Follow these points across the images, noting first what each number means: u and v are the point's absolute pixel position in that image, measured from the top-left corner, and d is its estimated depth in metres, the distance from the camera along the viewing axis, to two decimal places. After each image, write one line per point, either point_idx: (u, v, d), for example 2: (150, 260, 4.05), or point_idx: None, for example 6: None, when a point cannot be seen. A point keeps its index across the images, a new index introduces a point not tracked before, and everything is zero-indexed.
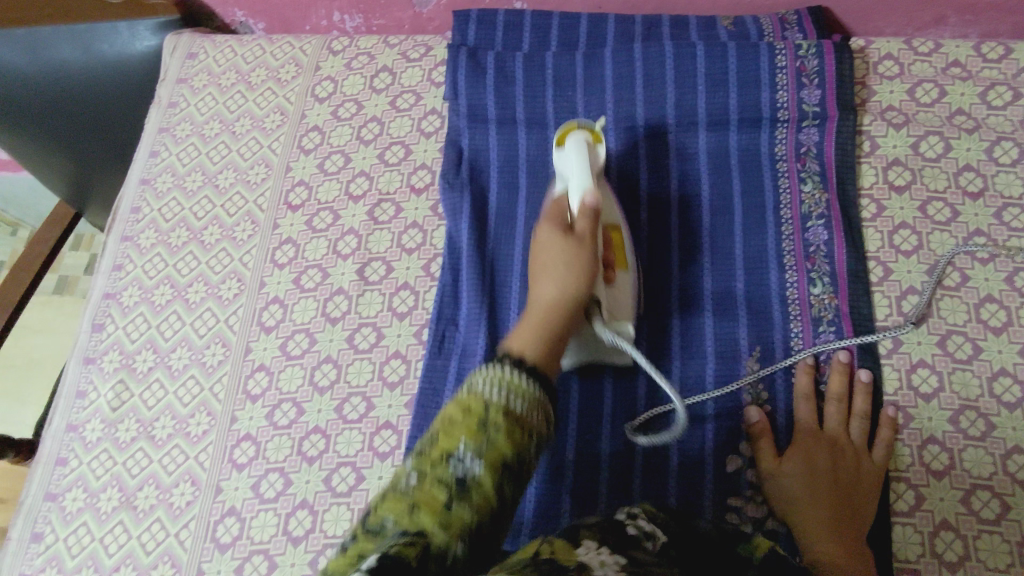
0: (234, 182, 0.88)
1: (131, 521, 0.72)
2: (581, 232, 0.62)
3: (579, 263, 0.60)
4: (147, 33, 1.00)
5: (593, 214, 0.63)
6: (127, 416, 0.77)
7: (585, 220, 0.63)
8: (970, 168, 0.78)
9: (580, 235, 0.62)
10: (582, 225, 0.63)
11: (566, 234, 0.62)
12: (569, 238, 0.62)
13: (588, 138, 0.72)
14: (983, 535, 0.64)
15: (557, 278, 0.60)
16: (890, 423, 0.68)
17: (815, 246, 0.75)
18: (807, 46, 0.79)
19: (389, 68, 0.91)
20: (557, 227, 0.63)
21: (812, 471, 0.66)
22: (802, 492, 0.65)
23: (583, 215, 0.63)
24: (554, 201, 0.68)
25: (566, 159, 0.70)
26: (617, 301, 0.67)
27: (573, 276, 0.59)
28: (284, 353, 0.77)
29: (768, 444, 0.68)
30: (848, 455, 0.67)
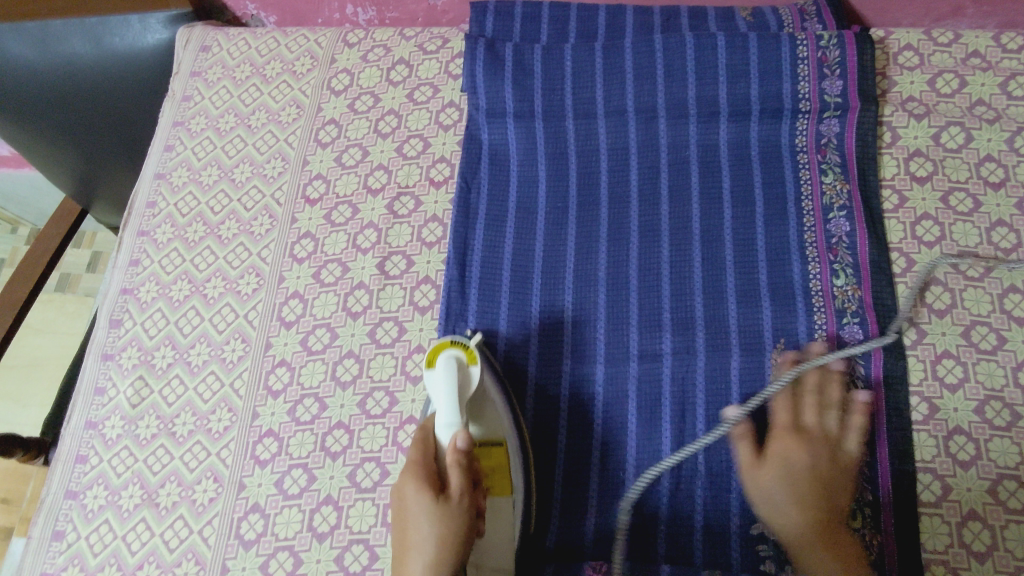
0: (250, 175, 0.87)
1: (153, 519, 0.71)
2: (454, 493, 0.63)
3: (450, 534, 0.62)
4: (159, 26, 0.98)
5: (463, 467, 0.63)
6: (147, 413, 0.76)
7: (458, 473, 0.63)
8: (991, 159, 0.77)
9: (452, 500, 0.63)
10: (458, 505, 0.63)
11: (436, 498, 0.62)
12: (439, 504, 0.62)
13: (460, 357, 0.67)
14: (1011, 525, 0.64)
15: (426, 558, 0.61)
16: (863, 409, 0.68)
17: (837, 237, 0.75)
18: (828, 37, 0.78)
19: (405, 61, 0.90)
20: (427, 491, 0.63)
21: (789, 471, 0.64)
22: (795, 494, 0.63)
23: (454, 463, 0.63)
24: (425, 432, 0.66)
25: (434, 384, 0.66)
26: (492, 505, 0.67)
27: (445, 552, 0.61)
28: (306, 348, 0.77)
29: (747, 445, 0.66)
30: (824, 449, 0.66)
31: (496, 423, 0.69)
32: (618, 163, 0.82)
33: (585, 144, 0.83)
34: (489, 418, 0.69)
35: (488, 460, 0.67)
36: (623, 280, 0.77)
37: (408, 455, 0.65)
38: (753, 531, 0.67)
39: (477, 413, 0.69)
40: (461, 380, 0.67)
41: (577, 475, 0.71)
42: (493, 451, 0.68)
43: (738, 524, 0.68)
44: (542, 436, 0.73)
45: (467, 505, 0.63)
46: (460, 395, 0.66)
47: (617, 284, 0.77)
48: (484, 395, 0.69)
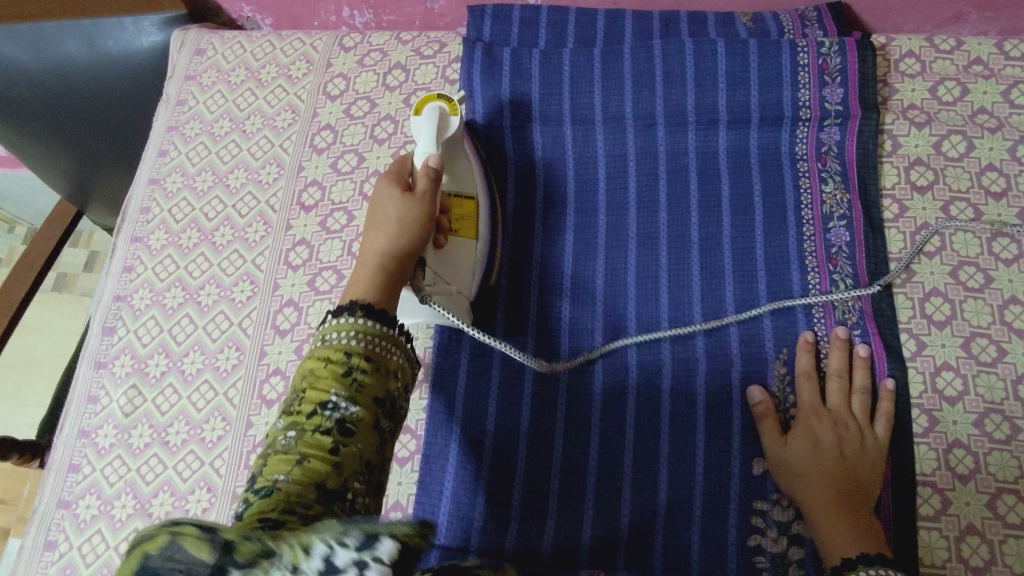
0: (245, 181, 0.86)
1: (146, 529, 0.71)
2: (421, 189, 0.65)
3: (410, 222, 0.62)
4: (153, 28, 0.97)
5: (432, 177, 0.66)
6: (141, 422, 0.76)
7: (426, 181, 0.66)
8: (993, 168, 0.77)
9: (418, 192, 0.65)
10: (421, 185, 0.65)
11: (405, 190, 0.65)
12: (406, 194, 0.64)
13: (444, 109, 0.75)
14: (1009, 540, 0.64)
15: (387, 231, 0.62)
16: (889, 394, 0.68)
17: (837, 247, 0.74)
18: (829, 44, 0.78)
19: (402, 66, 0.89)
20: (395, 185, 0.65)
21: (817, 452, 0.65)
22: (811, 473, 0.64)
23: (423, 174, 0.66)
24: (402, 160, 0.70)
25: (418, 126, 0.74)
26: (449, 265, 0.72)
27: (404, 231, 0.62)
28: (300, 356, 0.76)
29: (772, 424, 0.68)
30: (853, 428, 0.67)
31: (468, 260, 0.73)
32: (616, 171, 0.81)
33: (583, 151, 0.82)
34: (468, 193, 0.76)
35: (455, 211, 0.74)
36: (621, 289, 0.77)
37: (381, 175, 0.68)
38: (750, 544, 0.67)
39: (450, 175, 0.76)
40: (440, 123, 0.74)
41: (574, 485, 0.70)
42: (461, 202, 0.75)
43: (735, 536, 0.67)
44: (538, 447, 0.72)
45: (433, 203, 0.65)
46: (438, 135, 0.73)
47: (615, 293, 0.77)
48: (460, 150, 0.77)
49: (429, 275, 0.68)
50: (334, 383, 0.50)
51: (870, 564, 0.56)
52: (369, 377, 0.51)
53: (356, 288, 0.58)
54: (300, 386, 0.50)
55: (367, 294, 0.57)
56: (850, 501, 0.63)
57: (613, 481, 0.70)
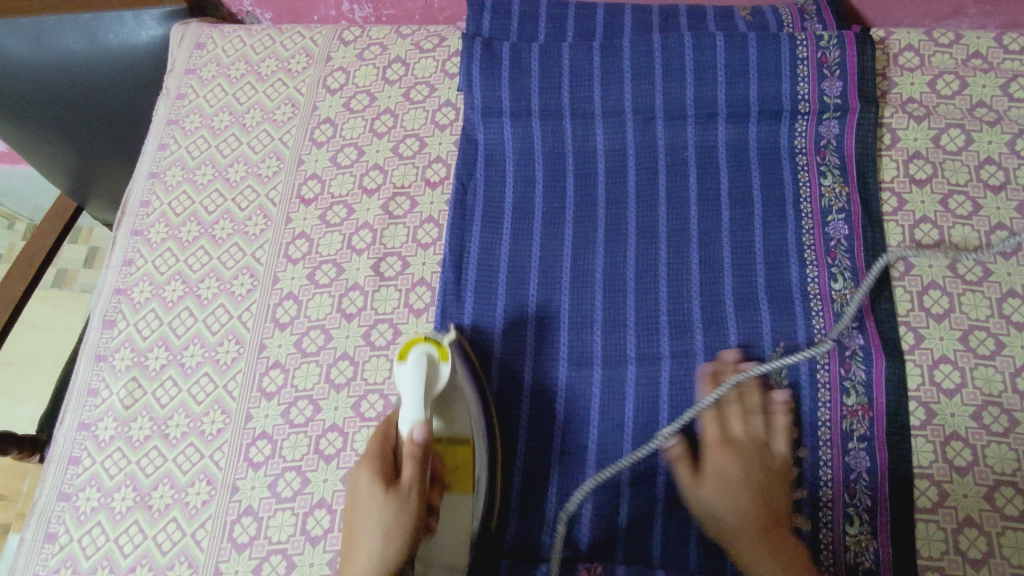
0: (244, 175, 0.86)
1: (146, 521, 0.71)
2: (407, 484, 0.61)
3: (399, 530, 0.60)
4: (153, 22, 0.97)
5: (418, 460, 0.61)
6: (141, 414, 0.76)
7: (412, 464, 0.61)
8: (991, 161, 0.77)
9: (403, 490, 0.61)
10: (409, 472, 0.61)
11: (388, 491, 0.61)
12: (392, 499, 0.61)
13: (432, 353, 0.65)
14: (1006, 532, 0.64)
15: (370, 550, 0.60)
16: (862, 408, 0.68)
17: (836, 240, 0.75)
18: (828, 38, 0.78)
19: (401, 60, 0.89)
20: (379, 477, 0.62)
21: (751, 469, 0.66)
22: (738, 489, 0.65)
23: (409, 458, 0.61)
24: (386, 425, 0.65)
25: (402, 376, 0.65)
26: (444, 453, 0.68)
27: (391, 549, 0.60)
28: (300, 350, 0.76)
29: (715, 435, 0.69)
30: (778, 443, 0.68)
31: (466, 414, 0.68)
32: (615, 164, 0.81)
33: (582, 145, 0.82)
34: (452, 391, 0.68)
35: (449, 387, 0.68)
36: (619, 282, 0.77)
37: (366, 454, 0.63)
38: None
39: (441, 367, 0.70)
40: (428, 377, 0.64)
41: (573, 479, 0.71)
42: (455, 376, 0.69)
43: None
44: (537, 440, 0.72)
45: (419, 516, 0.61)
46: (432, 384, 0.65)
47: (614, 286, 0.77)
48: (455, 390, 0.68)
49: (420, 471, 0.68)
50: None
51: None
52: None
53: None
54: None
55: None
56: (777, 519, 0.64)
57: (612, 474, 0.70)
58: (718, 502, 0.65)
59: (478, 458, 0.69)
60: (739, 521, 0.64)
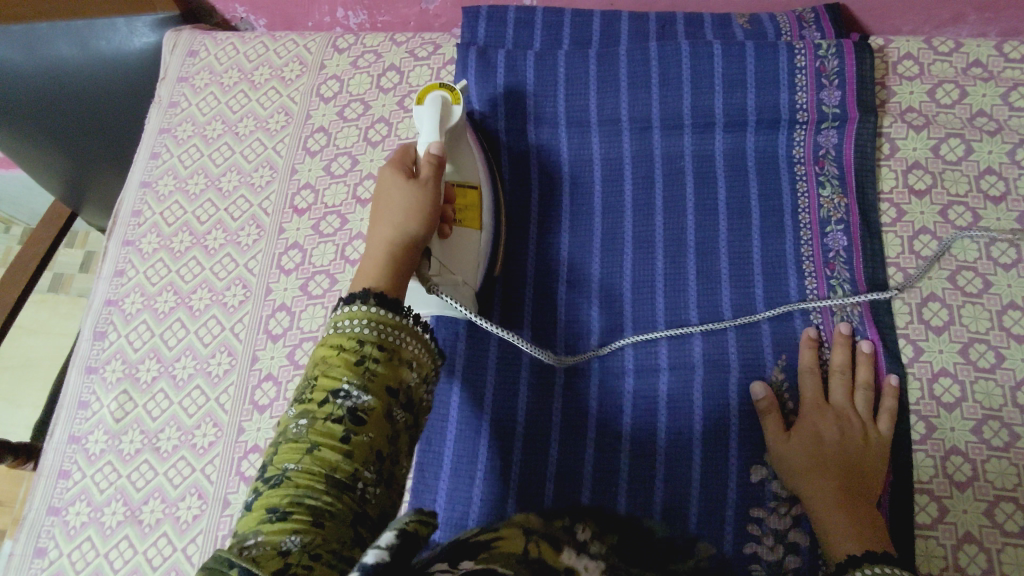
0: (237, 184, 0.86)
1: (137, 536, 0.70)
2: (425, 177, 0.62)
3: (419, 206, 0.60)
4: (146, 29, 0.97)
5: (436, 162, 0.63)
6: (132, 427, 0.75)
7: (428, 166, 0.63)
8: (991, 171, 0.76)
9: (423, 180, 0.62)
10: (427, 172, 0.62)
11: (409, 179, 0.62)
12: (412, 181, 0.61)
13: (444, 96, 0.73)
14: (1007, 549, 0.63)
15: (393, 222, 0.59)
16: (894, 392, 0.68)
17: (834, 251, 0.74)
18: (826, 46, 0.77)
19: (396, 67, 0.89)
20: (400, 170, 0.63)
21: (820, 447, 0.65)
22: (822, 468, 0.64)
23: (428, 161, 0.63)
24: (405, 149, 0.66)
25: (420, 117, 0.71)
26: (451, 254, 0.69)
27: (413, 219, 0.59)
28: (292, 362, 0.75)
29: (774, 419, 0.67)
30: (856, 426, 0.66)
31: (468, 168, 0.74)
32: (611, 174, 0.80)
33: (578, 154, 0.81)
34: (471, 181, 0.73)
35: (459, 200, 0.71)
36: (615, 294, 0.76)
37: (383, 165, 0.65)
38: (746, 552, 0.66)
39: (453, 163, 0.73)
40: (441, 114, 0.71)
41: (570, 491, 0.70)
42: (465, 191, 0.72)
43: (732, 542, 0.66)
44: (534, 454, 0.71)
45: (437, 180, 0.62)
46: (442, 121, 0.71)
47: (610, 297, 0.76)
48: (463, 153, 0.75)
49: (433, 265, 0.66)
50: (348, 372, 0.48)
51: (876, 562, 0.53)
52: (381, 368, 0.49)
53: (363, 277, 0.55)
54: (312, 373, 0.49)
55: (379, 283, 0.54)
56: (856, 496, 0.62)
57: (608, 487, 0.69)
58: (801, 473, 0.64)
59: (484, 222, 0.73)
60: (815, 488, 0.63)
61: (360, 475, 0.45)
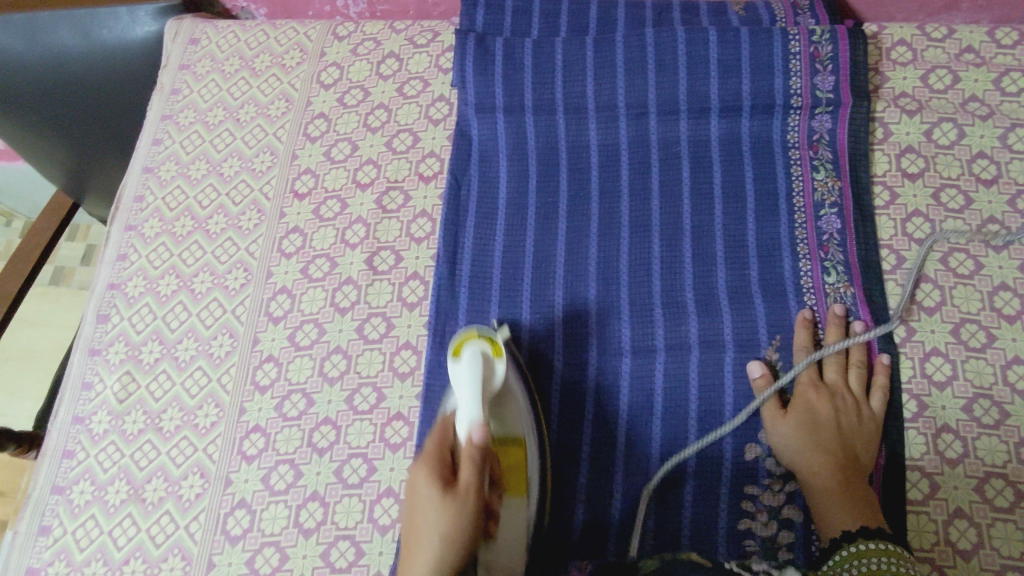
0: (238, 170, 0.87)
1: (140, 514, 0.71)
2: (466, 484, 0.57)
3: (462, 534, 0.55)
4: (148, 18, 0.98)
5: (477, 465, 0.57)
6: (135, 408, 0.76)
7: (470, 469, 0.57)
8: (983, 155, 0.77)
9: (462, 491, 0.56)
10: (466, 475, 0.57)
11: (445, 491, 0.56)
12: (448, 501, 0.56)
13: (485, 351, 0.68)
14: (997, 524, 0.64)
15: (436, 533, 0.54)
16: (885, 369, 0.69)
17: (828, 234, 0.75)
18: (821, 32, 0.78)
19: (395, 55, 0.90)
20: (434, 478, 0.57)
21: (814, 424, 0.67)
22: (818, 443, 0.66)
23: (468, 463, 0.58)
24: (443, 424, 0.63)
25: (458, 376, 0.66)
26: (500, 533, 0.64)
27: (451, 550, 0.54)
28: (293, 343, 0.76)
29: (771, 399, 0.69)
30: (849, 405, 0.68)
31: (514, 422, 0.68)
32: (609, 159, 0.81)
33: (576, 140, 0.82)
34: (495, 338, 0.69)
35: (505, 468, 0.66)
36: (612, 276, 0.77)
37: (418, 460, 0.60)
38: (741, 528, 0.67)
39: (497, 419, 0.68)
40: (484, 374, 0.66)
41: (568, 469, 0.71)
42: (510, 453, 0.67)
43: (727, 518, 0.67)
44: None
45: (473, 507, 0.56)
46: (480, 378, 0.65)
47: (607, 280, 0.77)
48: (507, 390, 0.69)
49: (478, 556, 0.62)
50: None
51: (871, 537, 0.58)
52: None
53: None
54: None
55: None
56: (851, 472, 0.64)
57: (604, 466, 0.70)
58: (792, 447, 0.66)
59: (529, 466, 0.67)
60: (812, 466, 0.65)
61: None
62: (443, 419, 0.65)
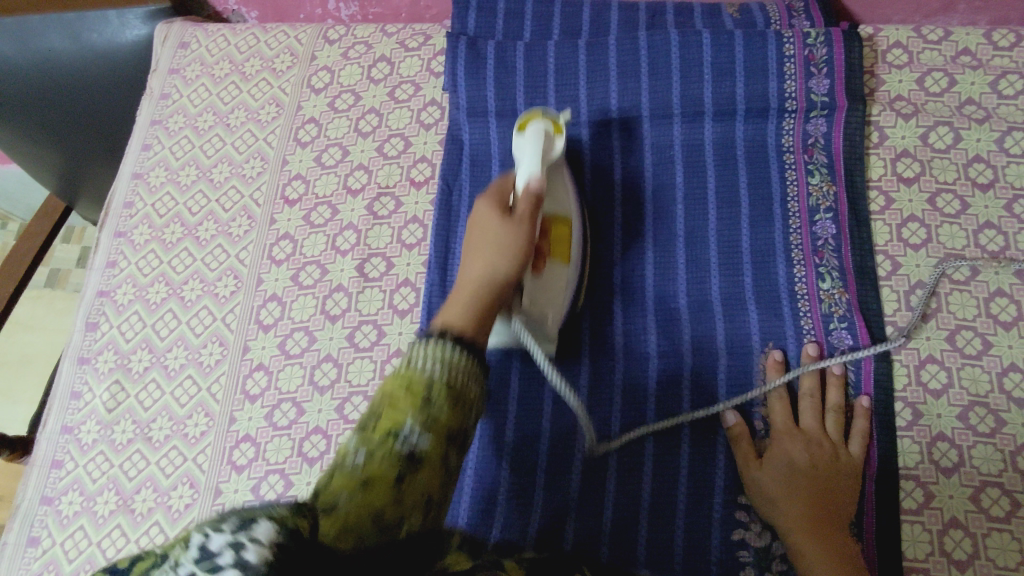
0: (228, 176, 0.86)
1: (129, 525, 0.71)
2: (522, 214, 0.61)
3: (510, 242, 0.59)
4: (137, 22, 0.97)
5: (533, 200, 0.62)
6: (124, 417, 0.75)
7: (525, 204, 0.62)
8: (980, 159, 0.76)
9: (520, 216, 0.61)
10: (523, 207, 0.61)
11: (505, 217, 0.61)
12: (503, 217, 0.61)
13: (547, 127, 0.70)
14: (992, 533, 0.64)
15: (485, 259, 0.58)
16: (865, 413, 0.68)
17: (823, 240, 0.74)
18: (815, 35, 0.77)
19: (386, 58, 0.89)
20: (496, 205, 0.62)
21: (790, 471, 0.65)
22: (795, 490, 0.64)
23: (525, 197, 0.62)
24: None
25: (522, 146, 0.69)
26: (543, 290, 0.67)
27: (502, 258, 0.58)
28: (283, 352, 0.76)
29: (746, 447, 0.67)
30: (827, 450, 0.66)
31: (563, 201, 0.72)
32: (602, 164, 0.81)
33: (569, 145, 0.81)
34: (564, 213, 0.71)
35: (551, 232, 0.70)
36: (606, 284, 0.76)
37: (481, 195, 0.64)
38: (735, 538, 0.66)
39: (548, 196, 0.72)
40: (545, 147, 0.69)
41: (560, 479, 0.70)
42: (557, 225, 0.70)
43: (720, 528, 0.67)
44: (524, 443, 0.71)
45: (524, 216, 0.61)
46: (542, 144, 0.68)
47: (601, 287, 0.76)
48: (557, 169, 0.74)
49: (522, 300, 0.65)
50: (411, 410, 0.43)
51: None
52: (445, 412, 0.44)
53: (449, 309, 0.53)
54: (377, 407, 0.44)
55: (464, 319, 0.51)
56: (827, 521, 0.62)
57: (597, 475, 0.70)
58: (773, 492, 0.64)
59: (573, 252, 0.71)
60: (788, 516, 0.63)
61: (407, 519, 0.41)
62: (501, 180, 0.67)
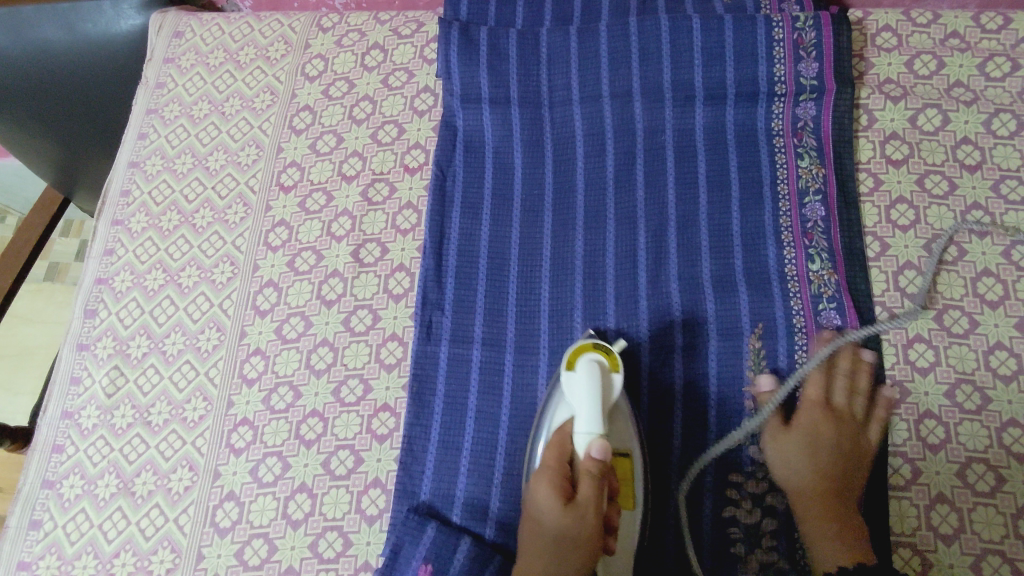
0: (224, 164, 0.87)
1: (129, 507, 0.72)
2: (583, 503, 0.61)
3: (572, 535, 0.61)
4: (131, 12, 0.99)
5: (597, 487, 0.61)
6: (123, 402, 0.76)
7: (589, 486, 0.61)
8: (968, 141, 0.77)
9: (580, 506, 0.61)
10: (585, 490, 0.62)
11: (565, 505, 0.61)
12: (567, 513, 0.61)
13: (602, 365, 0.67)
14: (978, 508, 0.65)
15: (545, 564, 0.61)
16: (887, 403, 0.68)
17: (812, 222, 0.75)
18: (804, 18, 0.78)
19: (380, 46, 0.89)
20: (556, 494, 0.62)
21: (815, 448, 0.65)
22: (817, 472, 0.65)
23: (587, 480, 0.62)
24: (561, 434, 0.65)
25: (574, 387, 0.66)
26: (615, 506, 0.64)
27: (566, 569, 0.60)
28: (280, 337, 0.77)
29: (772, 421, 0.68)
30: (851, 430, 0.66)
31: (624, 436, 0.66)
32: (594, 148, 0.81)
33: (561, 130, 0.82)
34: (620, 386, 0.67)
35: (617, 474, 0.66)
36: (599, 266, 0.76)
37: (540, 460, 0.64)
38: (725, 515, 0.67)
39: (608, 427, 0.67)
40: (601, 386, 0.65)
41: None
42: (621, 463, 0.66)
43: (711, 505, 0.68)
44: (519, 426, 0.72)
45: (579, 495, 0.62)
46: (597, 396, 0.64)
47: (594, 270, 0.76)
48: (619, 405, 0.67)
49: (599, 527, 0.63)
50: None
51: None
52: None
53: None
54: None
55: None
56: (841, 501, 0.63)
57: None
58: (792, 466, 0.65)
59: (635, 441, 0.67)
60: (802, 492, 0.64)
61: None
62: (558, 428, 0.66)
